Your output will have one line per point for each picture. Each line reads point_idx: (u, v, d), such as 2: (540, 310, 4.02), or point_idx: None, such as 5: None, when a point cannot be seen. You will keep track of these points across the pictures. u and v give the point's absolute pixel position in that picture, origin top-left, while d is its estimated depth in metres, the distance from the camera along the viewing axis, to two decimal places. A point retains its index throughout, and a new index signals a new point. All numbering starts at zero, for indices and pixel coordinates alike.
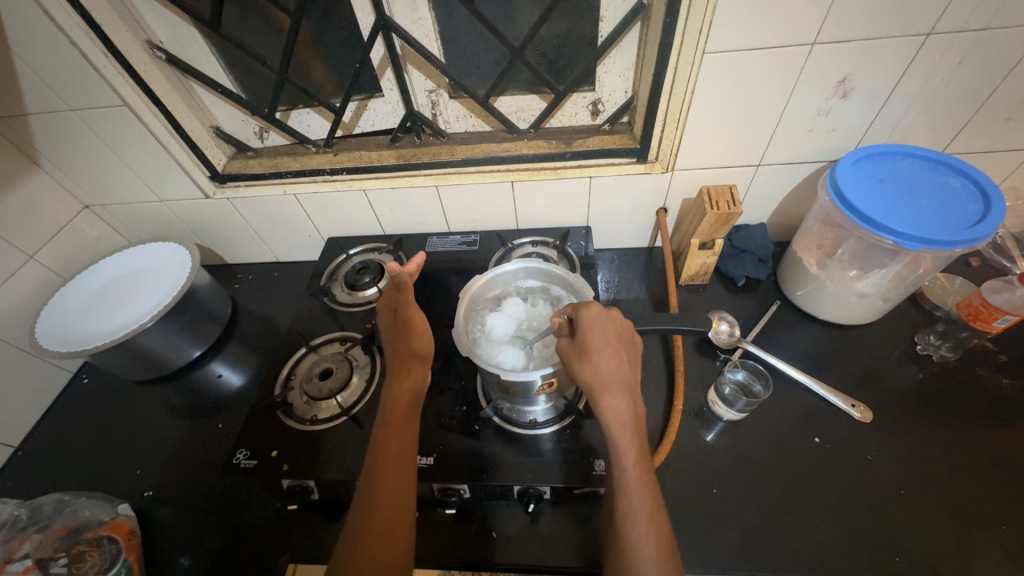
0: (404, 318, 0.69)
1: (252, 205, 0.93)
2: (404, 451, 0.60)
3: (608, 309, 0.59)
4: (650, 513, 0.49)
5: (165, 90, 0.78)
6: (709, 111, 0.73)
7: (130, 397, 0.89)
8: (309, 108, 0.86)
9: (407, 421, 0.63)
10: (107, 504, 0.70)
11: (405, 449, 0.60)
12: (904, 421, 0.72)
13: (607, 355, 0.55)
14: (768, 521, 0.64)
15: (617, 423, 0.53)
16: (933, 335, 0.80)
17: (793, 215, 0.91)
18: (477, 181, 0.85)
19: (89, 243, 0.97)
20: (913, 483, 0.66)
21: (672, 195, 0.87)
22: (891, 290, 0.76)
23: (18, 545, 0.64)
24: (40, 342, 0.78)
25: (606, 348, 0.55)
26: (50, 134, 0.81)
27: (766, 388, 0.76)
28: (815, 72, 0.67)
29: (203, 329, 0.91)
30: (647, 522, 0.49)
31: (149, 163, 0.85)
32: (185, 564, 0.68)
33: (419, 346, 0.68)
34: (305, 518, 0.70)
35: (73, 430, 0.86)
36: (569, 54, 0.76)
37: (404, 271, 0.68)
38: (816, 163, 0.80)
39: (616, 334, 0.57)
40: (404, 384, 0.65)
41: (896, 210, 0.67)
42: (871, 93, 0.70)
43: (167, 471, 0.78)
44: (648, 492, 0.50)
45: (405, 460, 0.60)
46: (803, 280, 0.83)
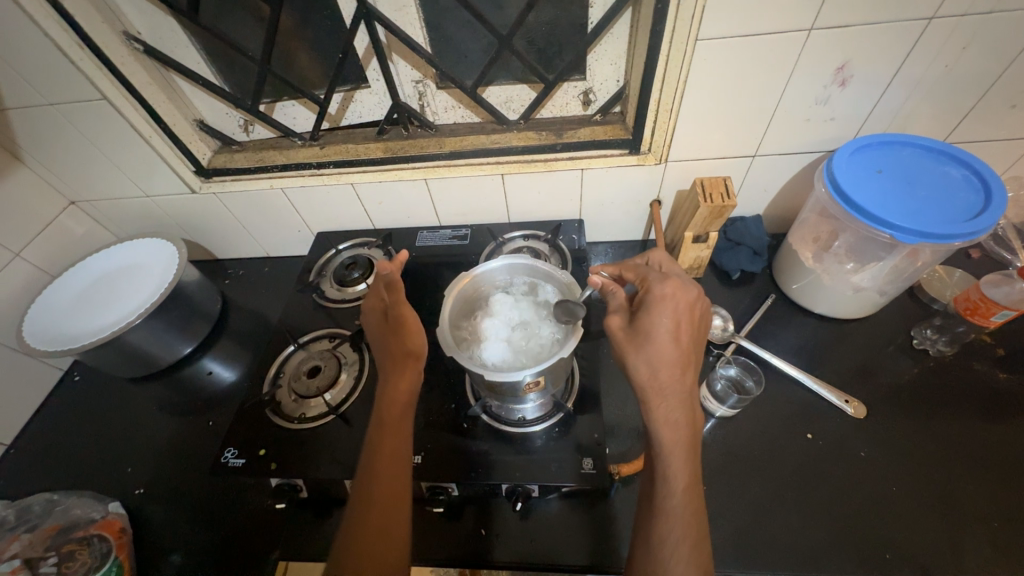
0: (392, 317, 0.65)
1: (239, 200, 0.91)
2: (398, 454, 0.59)
3: (683, 295, 0.56)
4: (694, 541, 0.50)
5: (144, 83, 0.76)
6: (703, 101, 0.71)
7: (121, 394, 0.89)
8: (294, 100, 0.84)
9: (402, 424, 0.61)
10: (98, 503, 0.71)
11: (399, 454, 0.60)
12: (899, 416, 0.71)
13: (667, 354, 0.54)
14: (759, 519, 0.64)
15: (670, 438, 0.53)
16: (929, 329, 0.79)
17: (790, 207, 0.89)
18: (466, 174, 0.83)
19: (77, 240, 0.96)
20: (906, 479, 0.65)
21: (666, 187, 0.85)
22: (888, 283, 0.74)
23: (8, 545, 0.65)
24: (28, 341, 0.77)
25: (670, 346, 0.54)
26: (29, 129, 0.79)
27: (758, 384, 0.75)
28: (813, 58, 0.65)
29: (192, 325, 0.90)
30: (689, 549, 0.50)
31: (133, 158, 0.84)
32: (176, 561, 0.68)
33: (412, 342, 0.64)
34: (295, 515, 0.70)
35: (65, 428, 0.86)
36: (558, 42, 0.73)
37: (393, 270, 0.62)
38: (814, 153, 0.78)
39: (686, 331, 0.55)
40: (397, 386, 0.62)
41: (894, 201, 0.65)
42: (871, 80, 0.67)
43: (158, 468, 0.78)
44: (693, 518, 0.51)
45: (396, 469, 0.58)
46: (798, 274, 0.82)
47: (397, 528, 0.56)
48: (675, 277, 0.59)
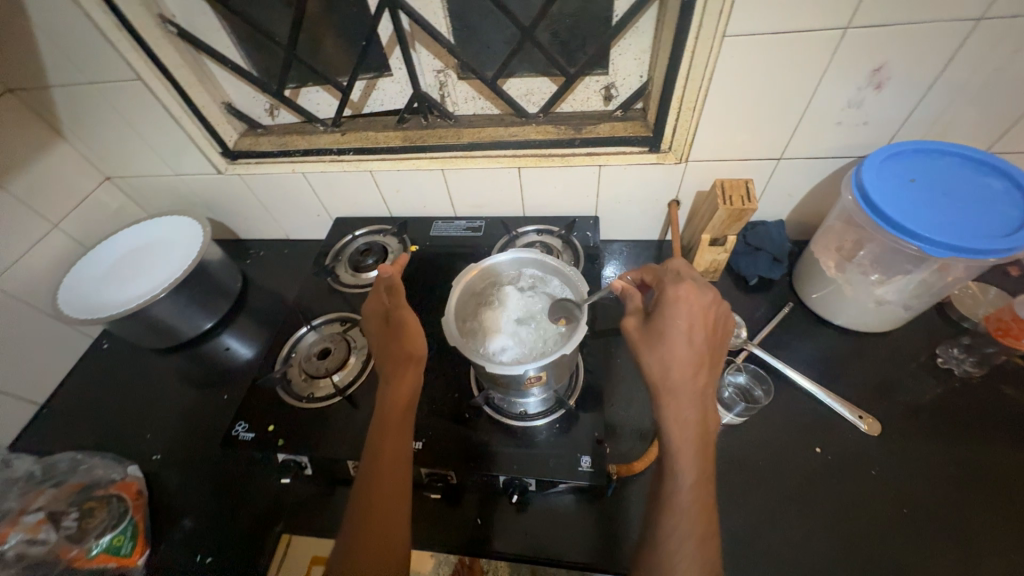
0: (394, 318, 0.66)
1: (263, 183, 0.94)
2: (400, 460, 0.59)
3: (696, 296, 0.55)
4: (700, 538, 0.50)
5: (177, 65, 0.78)
6: (729, 100, 0.69)
7: (145, 364, 0.94)
8: (319, 86, 0.85)
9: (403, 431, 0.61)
10: (118, 465, 0.75)
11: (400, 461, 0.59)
12: (916, 436, 0.68)
13: (681, 353, 0.53)
14: (759, 530, 0.63)
15: (680, 436, 0.52)
16: (956, 348, 0.75)
17: (815, 213, 0.85)
18: (483, 166, 0.83)
19: (110, 214, 1.00)
20: (918, 502, 0.63)
21: (685, 187, 0.83)
22: (914, 297, 0.71)
23: (33, 499, 0.69)
24: (61, 307, 0.82)
25: (683, 345, 0.53)
26: (70, 106, 0.83)
27: (766, 393, 0.73)
28: (847, 59, 0.62)
29: (213, 302, 0.94)
30: (695, 546, 0.49)
31: (164, 138, 0.87)
32: (187, 525, 0.71)
33: (410, 346, 0.65)
34: (299, 490, 0.72)
35: (93, 392, 0.91)
36: (582, 35, 0.72)
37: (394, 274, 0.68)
38: (843, 158, 0.75)
39: (700, 331, 0.54)
40: (398, 390, 0.62)
41: (928, 210, 0.62)
42: (909, 83, 0.64)
43: (175, 436, 0.82)
44: (700, 515, 0.50)
45: (397, 473, 0.58)
46: (818, 283, 0.79)
47: (397, 523, 0.57)
48: (690, 278, 0.59)
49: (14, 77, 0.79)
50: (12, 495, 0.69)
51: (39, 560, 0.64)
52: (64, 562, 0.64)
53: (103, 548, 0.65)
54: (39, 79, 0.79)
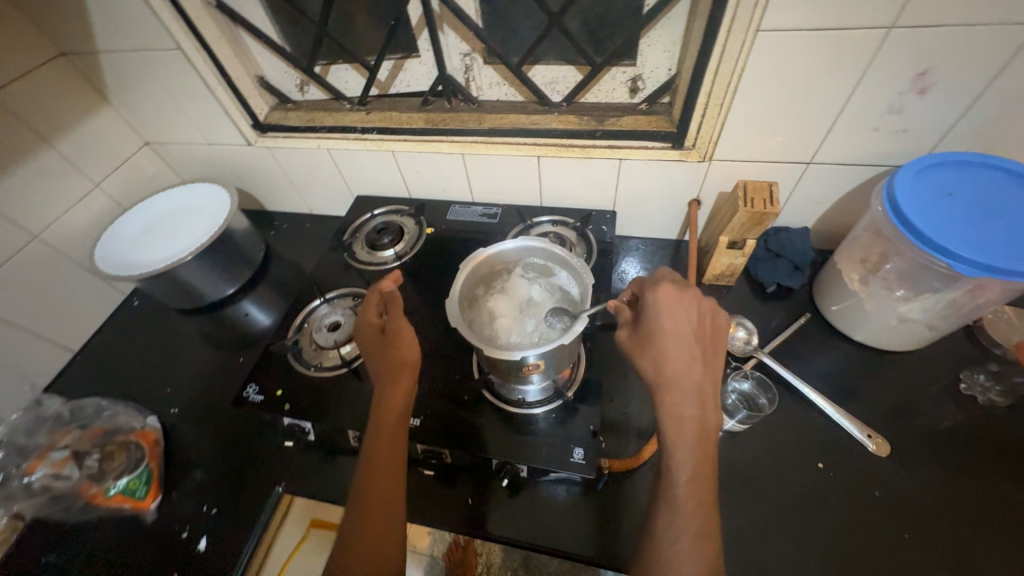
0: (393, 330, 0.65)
1: (289, 157, 0.96)
2: (392, 467, 0.59)
3: (679, 296, 0.54)
4: (698, 536, 0.49)
5: (214, 37, 0.81)
6: (759, 98, 0.66)
7: (170, 323, 0.98)
8: (347, 64, 0.87)
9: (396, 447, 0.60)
10: (138, 414, 0.79)
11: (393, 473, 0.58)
12: (927, 461, 0.65)
13: (673, 350, 0.53)
14: (749, 540, 0.62)
15: (675, 432, 0.52)
16: (982, 375, 0.72)
17: (844, 223, 0.82)
18: (503, 153, 0.83)
19: (147, 178, 1.05)
20: (922, 529, 0.60)
21: (707, 187, 0.81)
22: (940, 318, 0.68)
23: (60, 437, 0.74)
24: (97, 263, 0.87)
25: (674, 343, 0.53)
26: (115, 72, 0.87)
27: (771, 403, 0.71)
28: (889, 60, 0.59)
29: (236, 269, 0.98)
30: (692, 543, 0.49)
31: (199, 107, 0.90)
32: (196, 477, 0.75)
33: (405, 355, 0.63)
34: (302, 454, 0.75)
35: (121, 345, 0.97)
36: (611, 23, 0.71)
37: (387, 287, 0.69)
38: (877, 167, 0.71)
39: (691, 329, 0.54)
40: (389, 399, 0.61)
41: (959, 226, 0.59)
42: (956, 91, 0.60)
43: (192, 393, 0.86)
44: (697, 511, 0.50)
45: (390, 479, 0.58)
46: (839, 295, 0.76)
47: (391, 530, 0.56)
48: (669, 279, 0.57)
49: (66, 40, 0.83)
50: (42, 431, 0.75)
51: (63, 492, 0.69)
52: (85, 498, 0.70)
53: (120, 490, 0.69)
54: (88, 44, 0.83)
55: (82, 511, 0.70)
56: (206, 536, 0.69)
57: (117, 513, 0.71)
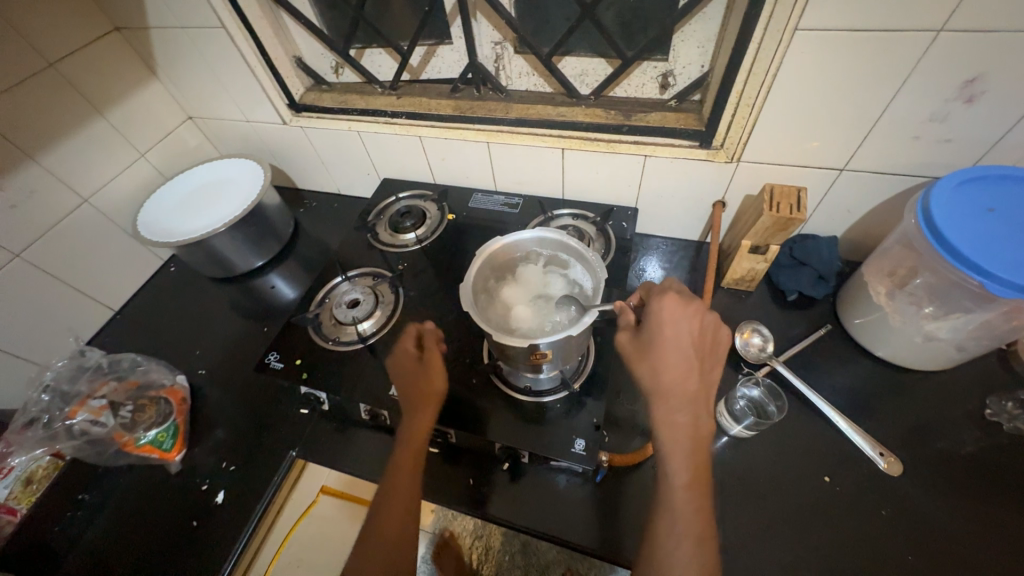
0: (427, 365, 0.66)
1: (321, 137, 0.99)
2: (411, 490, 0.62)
3: (681, 306, 0.56)
4: (696, 540, 0.51)
5: (257, 18, 0.84)
6: (792, 100, 0.65)
7: (202, 290, 1.04)
8: (381, 48, 0.88)
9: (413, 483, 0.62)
10: (168, 372, 0.84)
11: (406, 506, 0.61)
12: (941, 486, 0.63)
13: (671, 360, 0.54)
14: (745, 546, 0.61)
15: (670, 437, 0.53)
16: (1010, 402, 0.68)
17: (875, 234, 0.79)
18: (527, 143, 0.84)
19: (188, 150, 1.10)
20: (928, 553, 0.59)
21: (732, 189, 0.79)
22: (970, 339, 0.65)
23: (99, 387, 0.79)
24: (139, 229, 0.92)
25: (673, 353, 0.55)
26: (164, 47, 0.91)
27: (781, 410, 0.70)
28: (935, 66, 0.56)
29: (265, 243, 1.02)
30: (692, 547, 0.50)
31: (240, 85, 0.94)
32: (218, 436, 0.80)
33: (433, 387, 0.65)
34: (316, 423, 0.79)
35: (157, 307, 1.03)
36: (644, 17, 0.70)
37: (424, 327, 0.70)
38: (915, 177, 0.69)
39: (689, 340, 0.55)
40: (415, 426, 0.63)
41: (997, 245, 0.56)
42: (1007, 101, 0.57)
43: (218, 357, 0.91)
44: (696, 516, 0.51)
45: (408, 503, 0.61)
46: (864, 308, 0.74)
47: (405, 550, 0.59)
48: (676, 290, 0.58)
49: (121, 16, 0.88)
50: (83, 379, 0.81)
51: (98, 438, 0.74)
52: (117, 444, 0.74)
53: (150, 441, 0.74)
54: (141, 20, 0.87)
55: (115, 456, 0.75)
56: (223, 491, 0.74)
57: (146, 461, 0.76)
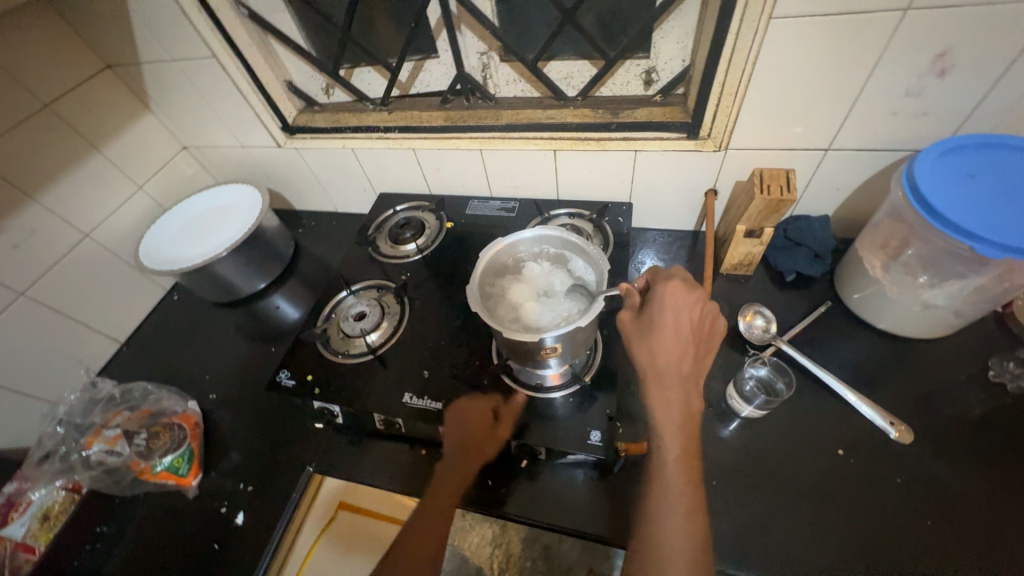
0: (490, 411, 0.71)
1: (316, 157, 1.01)
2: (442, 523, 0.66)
3: (685, 294, 0.59)
4: (686, 512, 0.53)
5: (247, 45, 0.86)
6: (773, 86, 0.67)
7: (207, 316, 1.05)
8: (370, 67, 0.91)
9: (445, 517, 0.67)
10: (180, 398, 0.85)
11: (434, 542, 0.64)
12: (952, 449, 0.64)
13: (667, 342, 0.57)
14: (767, 525, 0.62)
15: (664, 416, 0.56)
16: (1012, 362, 0.70)
17: (865, 210, 0.81)
18: (519, 147, 0.86)
19: (185, 180, 1.12)
20: (947, 516, 0.59)
21: (723, 176, 0.81)
22: (967, 303, 0.67)
23: (113, 417, 0.80)
24: (142, 259, 0.93)
25: (670, 336, 0.57)
26: (158, 81, 0.93)
27: (789, 387, 0.71)
28: (906, 43, 0.58)
29: (268, 265, 1.03)
30: (682, 518, 0.52)
31: (233, 112, 0.95)
32: (234, 459, 0.80)
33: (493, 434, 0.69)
34: (331, 438, 0.80)
35: (164, 336, 1.03)
36: (624, 17, 0.72)
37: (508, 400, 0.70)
38: (898, 152, 0.71)
39: (688, 325, 0.58)
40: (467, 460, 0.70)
41: (977, 207, 0.58)
42: (979, 72, 0.59)
43: (229, 381, 0.91)
44: (686, 490, 0.53)
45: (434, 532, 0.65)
46: (861, 283, 0.76)
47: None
48: (682, 278, 0.61)
49: (112, 53, 0.89)
50: (98, 410, 0.84)
51: (115, 467, 0.75)
52: (134, 472, 0.75)
53: (165, 467, 0.75)
54: (133, 55, 0.89)
55: (133, 484, 0.76)
56: (242, 511, 0.74)
57: (163, 488, 0.76)
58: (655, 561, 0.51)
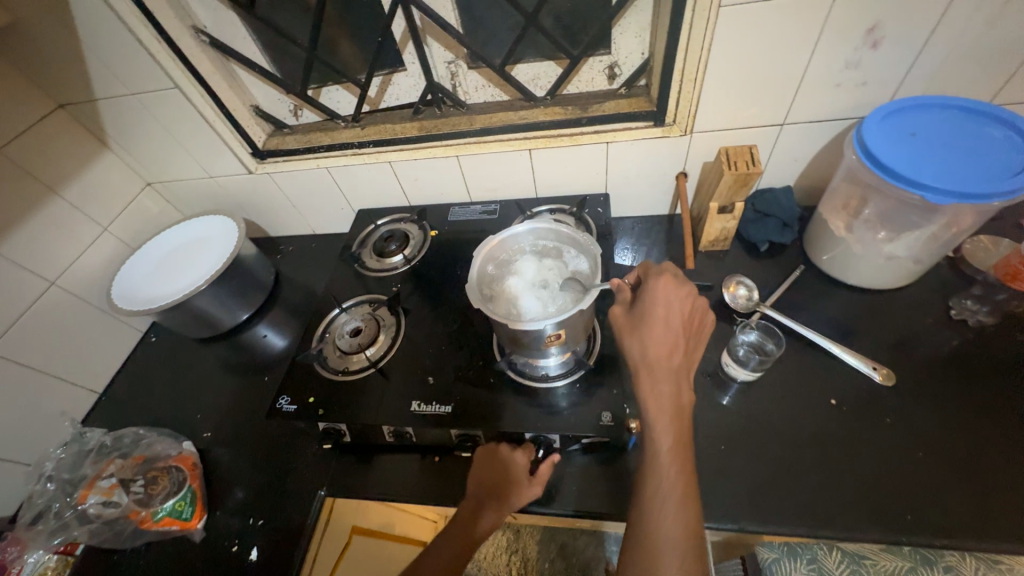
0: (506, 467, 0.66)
1: (290, 180, 1.00)
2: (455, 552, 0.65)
3: (676, 289, 0.60)
4: (679, 499, 0.54)
5: (210, 73, 0.85)
6: (728, 70, 0.72)
7: (190, 354, 1.01)
8: (338, 85, 0.91)
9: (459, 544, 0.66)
10: (174, 441, 0.81)
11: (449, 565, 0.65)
12: (930, 385, 0.69)
13: (659, 336, 0.58)
14: (776, 479, 0.65)
15: (655, 406, 0.57)
16: (969, 300, 0.76)
17: (822, 178, 0.87)
18: (495, 150, 0.88)
19: (152, 218, 1.08)
20: (935, 446, 0.64)
21: (691, 159, 0.86)
22: (924, 251, 0.73)
23: (105, 466, 0.76)
24: (115, 302, 0.89)
25: (660, 329, 0.59)
26: (116, 117, 0.91)
27: (778, 346, 0.75)
28: (841, 20, 0.64)
29: (250, 294, 1.00)
30: (675, 506, 0.53)
31: (199, 142, 0.94)
32: (239, 495, 0.77)
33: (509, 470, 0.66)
34: (340, 459, 0.78)
35: (145, 381, 0.98)
36: (583, 17, 0.76)
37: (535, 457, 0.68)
38: (845, 120, 0.77)
39: (679, 318, 0.60)
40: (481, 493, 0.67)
41: (923, 159, 0.64)
42: (906, 41, 0.66)
43: (222, 417, 0.88)
44: (679, 480, 0.54)
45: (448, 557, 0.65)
46: (829, 244, 0.81)
47: None
48: (672, 272, 0.63)
49: (65, 93, 0.87)
50: (87, 463, 0.79)
51: (114, 518, 0.71)
52: (134, 522, 0.71)
53: (167, 512, 0.71)
54: (88, 93, 0.86)
55: (134, 536, 0.72)
56: (256, 547, 0.72)
57: (167, 535, 0.73)
58: (652, 549, 0.52)
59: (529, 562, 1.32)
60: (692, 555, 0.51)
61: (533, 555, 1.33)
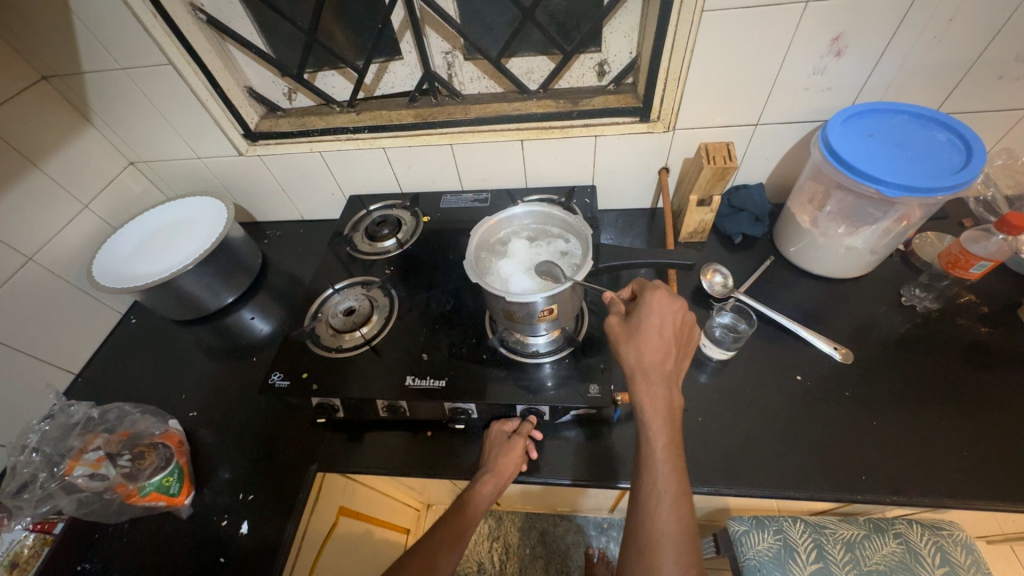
0: (473, 477, 0.72)
1: (281, 162, 1.00)
2: (456, 531, 0.69)
3: (670, 302, 0.63)
4: (673, 496, 0.55)
5: (205, 50, 0.84)
6: (709, 72, 0.78)
7: (174, 336, 1.00)
8: (334, 70, 0.92)
9: (458, 529, 0.69)
10: (159, 420, 0.81)
11: (452, 537, 0.68)
12: (882, 363, 0.77)
13: (654, 344, 0.61)
14: (749, 446, 0.70)
15: (650, 408, 0.59)
16: (918, 288, 0.85)
17: (791, 175, 0.94)
18: (489, 140, 0.91)
19: (134, 197, 1.06)
20: (887, 416, 0.71)
21: (673, 154, 0.92)
22: (879, 243, 0.80)
23: (91, 440, 0.76)
24: (99, 280, 0.87)
25: (655, 337, 0.61)
26: (102, 92, 0.89)
27: (750, 326, 0.82)
28: (810, 30, 0.71)
29: (237, 276, 1.00)
30: (670, 503, 0.55)
31: (189, 121, 0.93)
32: (226, 473, 0.77)
33: (500, 448, 0.71)
34: (331, 436, 0.79)
35: (125, 363, 0.97)
36: (577, 16, 0.80)
37: (518, 432, 0.73)
38: (811, 123, 0.84)
39: (671, 329, 0.62)
40: (478, 475, 0.71)
41: (886, 163, 0.70)
42: (865, 52, 0.73)
43: (210, 396, 0.88)
44: (672, 477, 0.56)
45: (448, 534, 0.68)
46: (797, 237, 0.87)
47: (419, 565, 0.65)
48: (664, 287, 0.65)
49: (49, 64, 0.85)
50: (73, 435, 0.78)
51: (100, 491, 0.71)
52: (120, 496, 0.71)
53: (155, 487, 0.71)
54: (73, 65, 0.84)
55: (120, 510, 0.72)
56: (247, 521, 0.72)
57: (154, 510, 0.73)
58: (648, 543, 0.54)
59: (510, 548, 1.35)
60: (686, 551, 0.52)
61: (514, 541, 1.36)
